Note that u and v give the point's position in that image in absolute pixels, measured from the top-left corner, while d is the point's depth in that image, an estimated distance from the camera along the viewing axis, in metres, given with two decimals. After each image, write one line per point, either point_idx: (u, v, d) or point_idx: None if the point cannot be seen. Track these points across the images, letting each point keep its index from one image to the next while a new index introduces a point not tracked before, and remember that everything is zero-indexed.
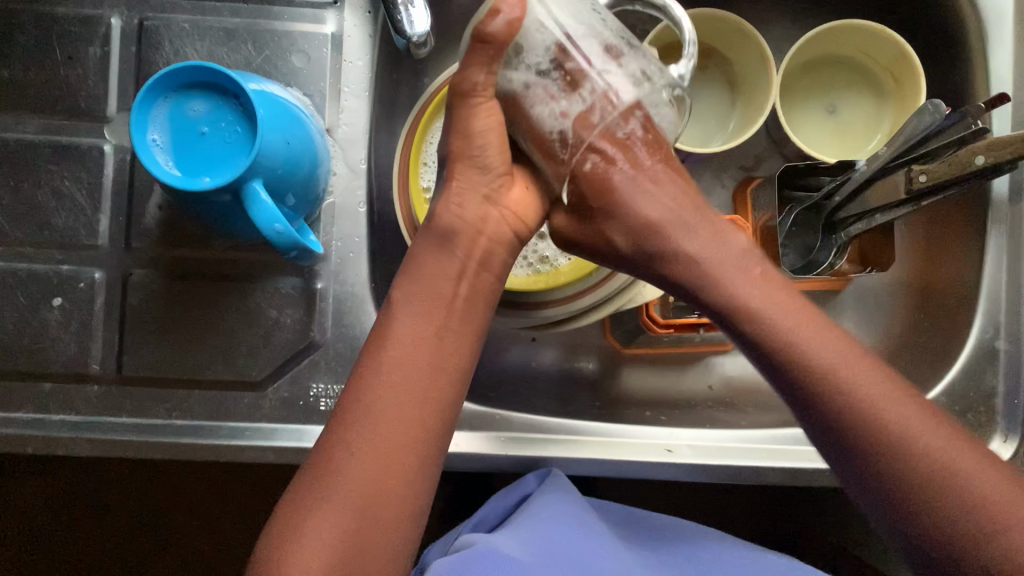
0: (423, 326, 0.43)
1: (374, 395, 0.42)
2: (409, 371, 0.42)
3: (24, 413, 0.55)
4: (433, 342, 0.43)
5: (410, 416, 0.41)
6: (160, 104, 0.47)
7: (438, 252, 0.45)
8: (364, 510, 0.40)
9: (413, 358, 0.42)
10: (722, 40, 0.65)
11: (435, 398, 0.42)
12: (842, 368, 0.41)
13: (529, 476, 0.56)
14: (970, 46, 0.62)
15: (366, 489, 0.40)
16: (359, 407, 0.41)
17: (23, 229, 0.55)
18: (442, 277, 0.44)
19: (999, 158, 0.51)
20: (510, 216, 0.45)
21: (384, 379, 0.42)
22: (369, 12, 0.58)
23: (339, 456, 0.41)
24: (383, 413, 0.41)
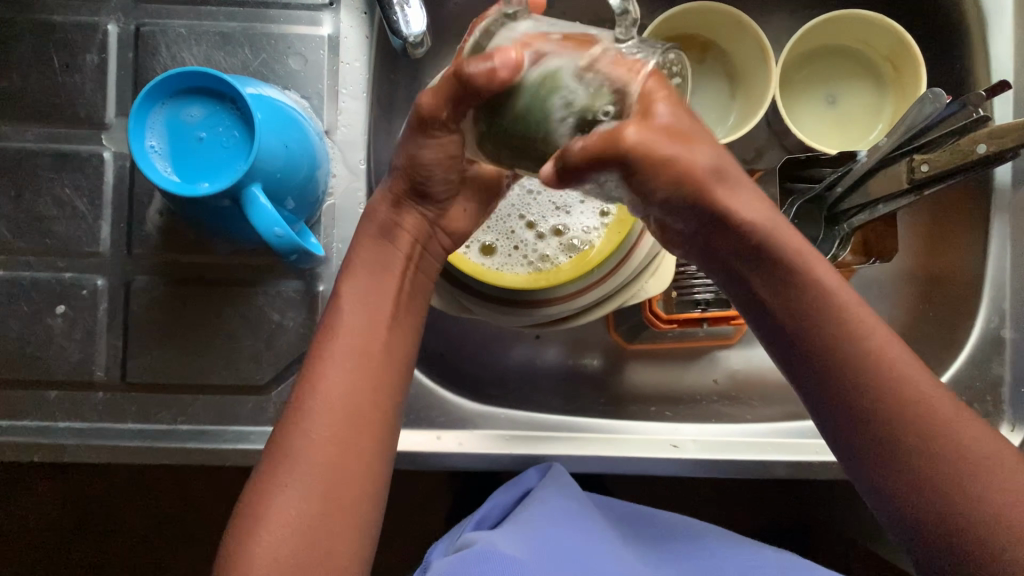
0: (369, 315, 0.46)
1: (326, 381, 0.44)
2: (355, 358, 0.45)
3: (31, 420, 0.55)
4: (376, 333, 0.46)
5: (361, 400, 0.44)
6: (157, 110, 0.47)
7: (379, 243, 0.48)
8: (325, 488, 0.41)
9: (359, 346, 0.45)
10: (719, 32, 0.65)
11: (382, 383, 0.45)
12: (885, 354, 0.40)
13: (530, 471, 0.57)
14: (971, 33, 0.61)
15: (325, 471, 0.42)
16: (311, 394, 0.43)
17: (24, 238, 0.56)
18: (382, 273, 0.47)
19: (1002, 146, 0.51)
20: (439, 232, 0.50)
21: (339, 371, 0.44)
22: (366, 13, 0.58)
23: (295, 441, 0.42)
24: (335, 398, 0.43)
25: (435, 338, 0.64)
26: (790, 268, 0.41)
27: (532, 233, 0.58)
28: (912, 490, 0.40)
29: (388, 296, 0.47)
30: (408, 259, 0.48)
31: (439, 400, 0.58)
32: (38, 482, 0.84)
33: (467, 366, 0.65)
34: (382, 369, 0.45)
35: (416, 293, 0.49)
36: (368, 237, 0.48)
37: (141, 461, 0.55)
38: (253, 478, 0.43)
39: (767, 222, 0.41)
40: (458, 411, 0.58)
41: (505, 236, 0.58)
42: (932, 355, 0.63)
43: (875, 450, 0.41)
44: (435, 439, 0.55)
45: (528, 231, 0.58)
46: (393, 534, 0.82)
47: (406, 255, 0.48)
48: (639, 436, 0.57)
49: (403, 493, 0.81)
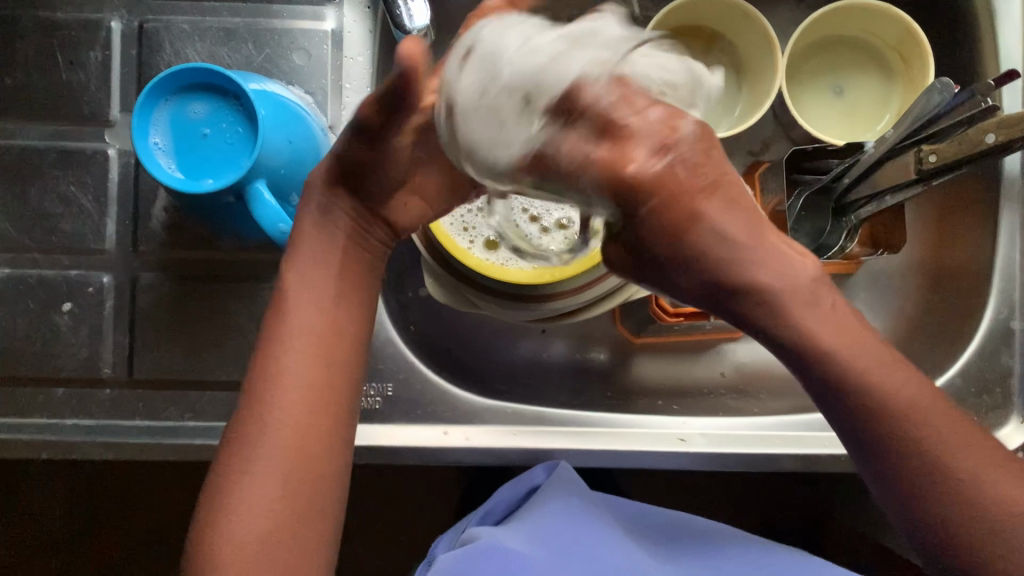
0: (319, 294, 0.44)
1: (277, 372, 0.42)
2: (310, 341, 0.43)
3: (39, 417, 0.56)
4: (332, 315, 0.44)
5: (317, 386, 0.43)
6: (161, 106, 0.47)
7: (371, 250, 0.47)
8: (290, 481, 0.41)
9: (314, 342, 0.43)
10: (725, 22, 0.65)
11: (336, 371, 0.44)
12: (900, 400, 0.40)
13: (538, 469, 0.57)
14: (979, 23, 0.61)
15: (283, 458, 0.41)
16: (266, 383, 0.42)
17: (31, 235, 0.56)
18: (326, 257, 0.45)
19: (1011, 136, 0.50)
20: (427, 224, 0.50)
21: (292, 358, 0.42)
22: (370, 7, 0.58)
23: (250, 434, 0.42)
24: (288, 388, 0.42)
25: (442, 334, 0.64)
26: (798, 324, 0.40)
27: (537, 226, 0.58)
28: (912, 515, 0.42)
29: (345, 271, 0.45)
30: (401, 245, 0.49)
31: (446, 395, 0.58)
32: (44, 484, 0.83)
33: (473, 361, 0.65)
34: (340, 352, 0.44)
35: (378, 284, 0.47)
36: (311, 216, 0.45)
37: (148, 457, 0.55)
38: (216, 460, 0.43)
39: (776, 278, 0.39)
40: (465, 406, 0.58)
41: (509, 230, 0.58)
42: (942, 347, 0.63)
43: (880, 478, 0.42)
44: (442, 434, 0.56)
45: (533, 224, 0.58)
46: (402, 528, 0.82)
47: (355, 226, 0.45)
48: (645, 430, 0.57)
49: (411, 490, 0.81)
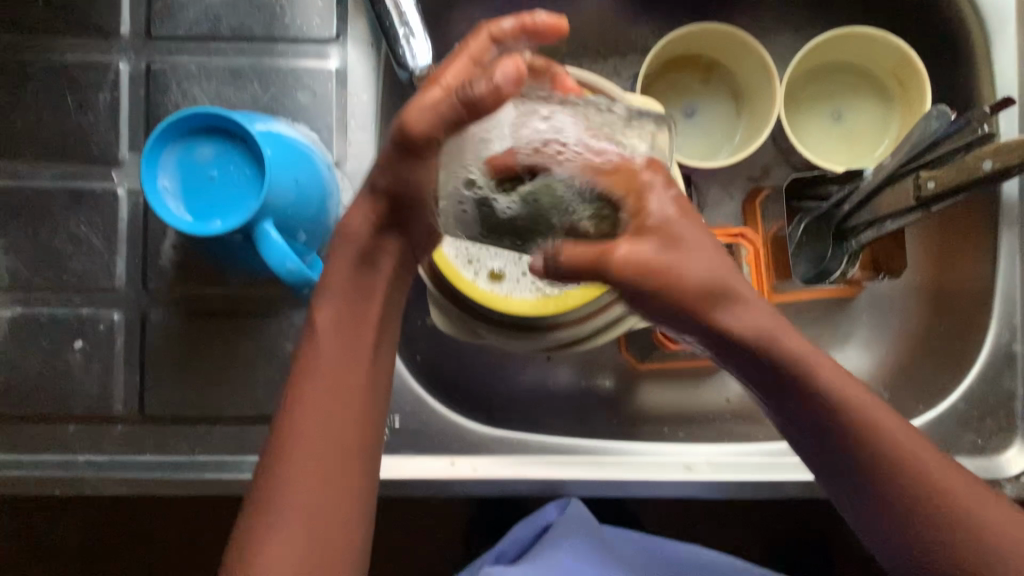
0: (347, 353, 0.45)
1: (309, 403, 0.44)
2: (329, 391, 0.45)
3: (55, 453, 0.57)
4: (353, 371, 0.45)
5: (344, 414, 0.45)
6: (168, 149, 0.48)
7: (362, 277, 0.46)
8: (319, 506, 0.43)
9: (344, 383, 0.45)
10: (724, 52, 0.65)
11: (359, 398, 0.45)
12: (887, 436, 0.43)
13: (550, 507, 0.60)
14: (974, 49, 0.61)
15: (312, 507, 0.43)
16: (290, 435, 0.44)
17: (43, 274, 0.57)
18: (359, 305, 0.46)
19: (1008, 163, 0.51)
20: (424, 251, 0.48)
21: (319, 409, 0.44)
22: (372, 45, 0.59)
23: (280, 464, 0.43)
24: (320, 432, 0.44)
25: (448, 364, 0.65)
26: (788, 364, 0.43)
27: None
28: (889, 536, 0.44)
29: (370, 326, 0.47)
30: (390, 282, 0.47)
31: (451, 427, 0.58)
32: (51, 522, 0.83)
33: (481, 389, 0.66)
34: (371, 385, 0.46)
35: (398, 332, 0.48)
36: (346, 261, 0.46)
37: (160, 492, 0.56)
38: (242, 512, 0.44)
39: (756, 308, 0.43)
40: (469, 436, 0.58)
41: (513, 261, 0.57)
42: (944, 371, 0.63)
43: (849, 485, 0.45)
44: (449, 465, 0.56)
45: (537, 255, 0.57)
46: (413, 556, 0.82)
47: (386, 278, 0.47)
48: (651, 458, 0.57)
49: (421, 516, 0.82)
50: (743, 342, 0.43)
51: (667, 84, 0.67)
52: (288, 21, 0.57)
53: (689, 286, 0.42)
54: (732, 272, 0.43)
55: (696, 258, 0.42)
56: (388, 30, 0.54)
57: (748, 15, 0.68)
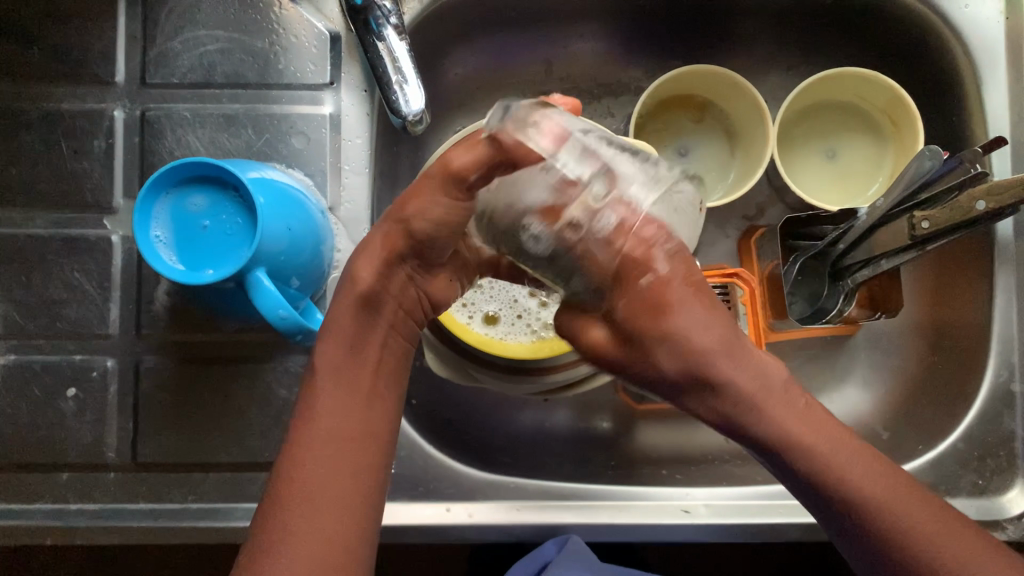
0: (350, 395, 0.45)
1: (304, 443, 0.43)
2: (339, 428, 0.44)
3: (45, 503, 0.56)
4: (361, 411, 0.45)
5: (347, 451, 0.44)
6: (161, 200, 0.48)
7: (366, 318, 0.46)
8: (323, 546, 0.41)
9: (341, 427, 0.44)
10: (716, 91, 0.66)
11: (363, 430, 0.45)
12: (894, 508, 0.40)
13: (548, 544, 0.58)
14: (966, 89, 0.61)
15: (313, 542, 0.41)
16: (294, 469, 0.43)
17: (36, 322, 0.57)
18: (367, 347, 0.46)
19: (1002, 203, 0.50)
20: (425, 298, 0.49)
21: (322, 442, 0.43)
22: (366, 91, 0.59)
23: (282, 505, 0.42)
24: (322, 463, 0.43)
25: (443, 407, 0.65)
26: (793, 443, 0.40)
27: (535, 301, 0.58)
28: None
29: (370, 369, 0.46)
30: (390, 326, 0.48)
31: (449, 471, 0.58)
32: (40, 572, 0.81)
33: (477, 432, 0.65)
34: (374, 423, 0.45)
35: (396, 363, 0.48)
36: (349, 301, 0.46)
37: (153, 541, 0.55)
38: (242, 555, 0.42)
39: (764, 389, 0.40)
40: (468, 481, 0.58)
41: (508, 304, 0.58)
42: (944, 411, 0.62)
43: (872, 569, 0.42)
44: (445, 511, 0.56)
45: (531, 299, 0.58)
46: None
47: (389, 323, 0.48)
48: (650, 500, 0.57)
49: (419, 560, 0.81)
50: (743, 421, 0.41)
51: (661, 124, 0.68)
52: (282, 67, 0.58)
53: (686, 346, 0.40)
54: (734, 338, 0.41)
55: (698, 326, 0.40)
56: (381, 77, 0.55)
57: (740, 56, 0.68)
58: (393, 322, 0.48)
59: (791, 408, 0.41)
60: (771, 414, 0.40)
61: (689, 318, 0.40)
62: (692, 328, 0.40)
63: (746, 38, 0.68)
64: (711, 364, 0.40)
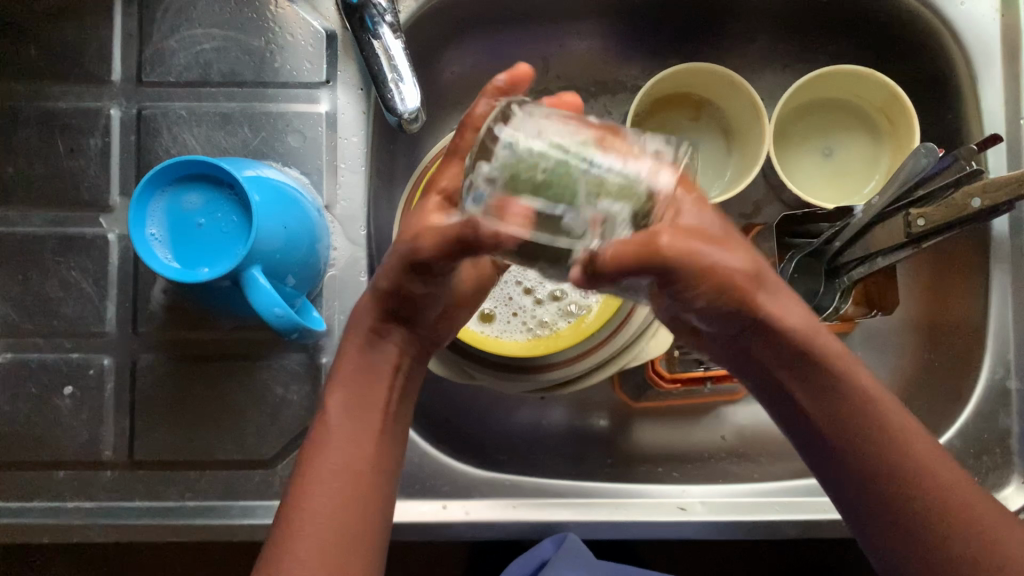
0: (362, 427, 0.46)
1: (318, 467, 0.45)
2: (350, 457, 0.45)
3: (43, 500, 0.56)
4: (372, 443, 0.46)
5: (355, 489, 0.45)
6: (157, 197, 0.48)
7: (367, 357, 0.48)
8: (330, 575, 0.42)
9: (351, 456, 0.45)
10: (712, 90, 0.66)
11: (374, 462, 0.46)
12: (901, 438, 0.45)
13: (545, 543, 0.60)
14: (961, 87, 0.61)
15: (324, 563, 0.42)
16: (307, 492, 0.44)
17: (33, 320, 0.57)
18: (375, 387, 0.48)
19: (997, 200, 0.50)
20: (429, 342, 0.51)
21: (335, 469, 0.45)
22: (362, 89, 0.59)
23: (290, 532, 0.43)
24: (334, 487, 0.44)
25: (440, 406, 0.65)
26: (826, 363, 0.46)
27: (529, 299, 0.58)
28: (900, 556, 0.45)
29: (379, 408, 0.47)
30: (395, 370, 0.48)
31: (445, 469, 0.58)
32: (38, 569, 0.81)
33: (474, 430, 0.65)
34: (381, 459, 0.46)
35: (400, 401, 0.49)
36: (355, 345, 0.48)
37: (150, 538, 0.55)
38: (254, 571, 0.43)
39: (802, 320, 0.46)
40: (464, 478, 0.57)
41: (504, 302, 0.58)
42: (940, 408, 0.62)
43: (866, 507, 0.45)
44: (441, 508, 0.56)
45: (527, 297, 0.58)
46: None
47: (394, 365, 0.48)
48: (647, 498, 0.57)
49: (417, 558, 0.81)
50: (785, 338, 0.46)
51: (658, 122, 0.67)
52: (278, 66, 0.58)
53: (730, 267, 0.44)
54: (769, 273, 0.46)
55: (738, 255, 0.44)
56: (377, 76, 0.55)
57: (737, 54, 0.68)
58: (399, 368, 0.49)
59: (831, 344, 0.46)
60: (814, 337, 0.46)
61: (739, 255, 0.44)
62: (725, 254, 0.44)
63: (741, 36, 0.68)
64: (757, 289, 0.45)
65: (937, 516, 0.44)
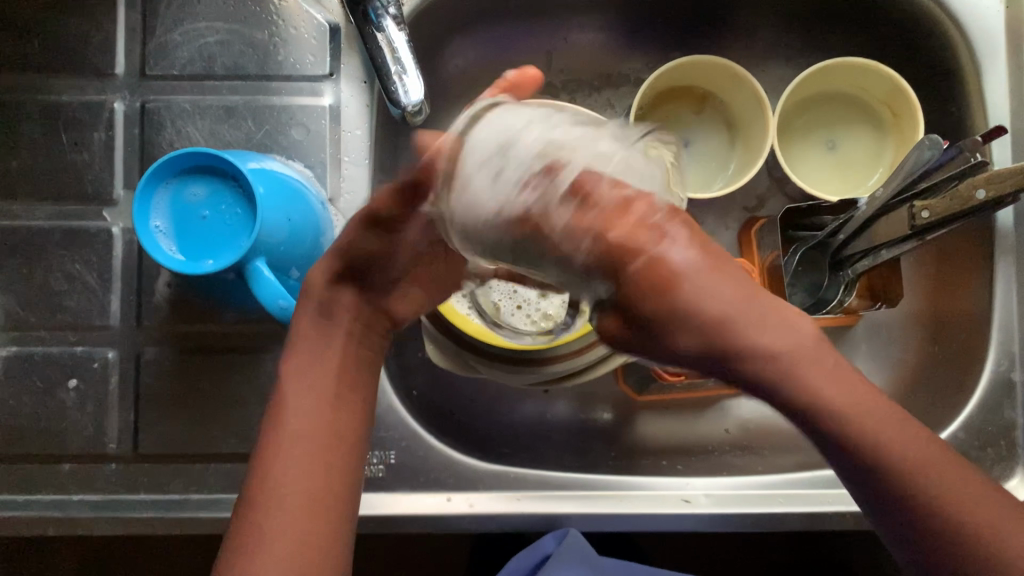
0: (320, 394, 0.45)
1: (278, 434, 0.44)
2: (312, 419, 0.45)
3: (47, 494, 0.56)
4: (332, 412, 0.45)
5: (314, 493, 0.43)
6: (160, 190, 0.48)
7: (321, 321, 0.47)
8: (294, 540, 0.42)
9: (310, 423, 0.44)
10: (716, 82, 0.66)
11: (337, 426, 0.45)
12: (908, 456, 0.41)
13: (547, 538, 0.61)
14: (966, 79, 0.61)
15: (290, 527, 0.42)
16: (269, 458, 0.44)
17: (37, 313, 0.57)
18: (329, 351, 0.47)
19: (1001, 191, 0.50)
20: (382, 312, 0.50)
21: (293, 430, 0.44)
22: (365, 82, 0.59)
23: (254, 502, 0.43)
24: (297, 448, 0.44)
25: (443, 400, 0.65)
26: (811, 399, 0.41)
27: (534, 292, 0.58)
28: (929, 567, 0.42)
29: (334, 374, 0.46)
30: (348, 333, 0.47)
31: (449, 462, 0.58)
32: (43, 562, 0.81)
33: (478, 423, 0.65)
34: (335, 451, 0.45)
35: (363, 366, 0.48)
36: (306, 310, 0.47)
37: (153, 531, 0.55)
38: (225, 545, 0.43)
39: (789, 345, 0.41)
40: (467, 471, 0.57)
41: (509, 295, 0.58)
42: (944, 401, 0.62)
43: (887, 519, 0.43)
44: (445, 500, 0.56)
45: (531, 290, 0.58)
46: None
47: (348, 328, 0.47)
48: (650, 491, 0.57)
49: (421, 552, 0.81)
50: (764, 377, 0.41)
51: (662, 115, 0.67)
52: (281, 59, 0.58)
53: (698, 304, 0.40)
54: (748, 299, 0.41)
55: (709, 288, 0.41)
56: (380, 68, 0.55)
57: (740, 47, 0.68)
58: (351, 332, 0.48)
59: (816, 367, 0.41)
60: (795, 369, 0.41)
61: (705, 286, 0.41)
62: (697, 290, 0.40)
63: (745, 28, 0.68)
64: (728, 324, 0.41)
65: (954, 538, 0.41)
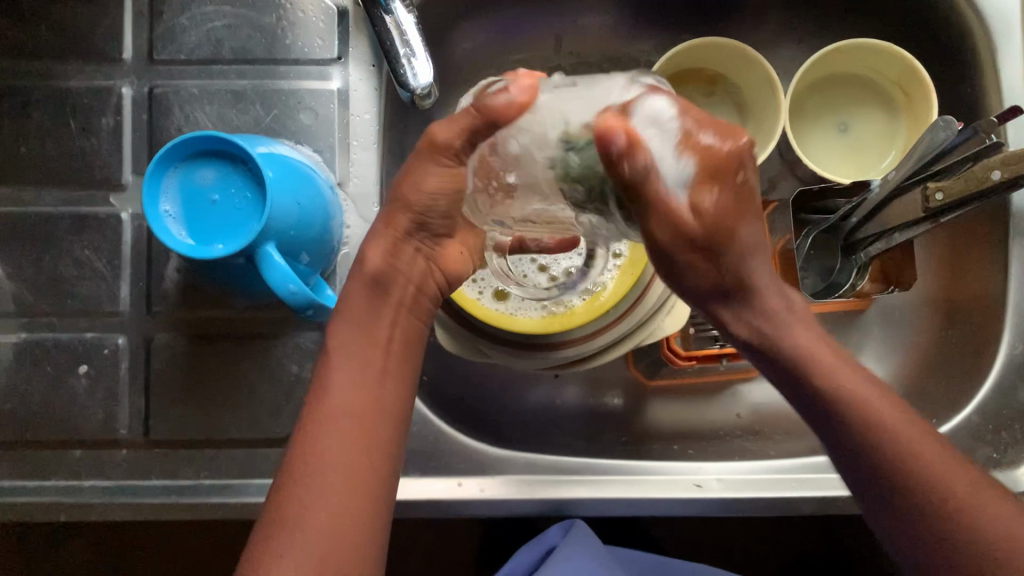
0: (363, 372, 0.46)
1: (324, 410, 0.44)
2: (356, 399, 0.45)
3: (58, 480, 0.56)
4: (375, 391, 0.46)
5: (358, 467, 0.43)
6: (170, 174, 0.48)
7: (370, 296, 0.47)
8: (337, 521, 0.42)
9: (355, 403, 0.45)
10: (726, 63, 0.65)
11: (382, 402, 0.46)
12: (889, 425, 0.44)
13: (554, 528, 0.61)
14: (981, 60, 0.61)
15: (332, 506, 0.42)
16: (313, 434, 0.44)
17: (48, 300, 0.57)
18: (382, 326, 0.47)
19: (1018, 172, 0.49)
20: (436, 269, 0.50)
21: (339, 410, 0.44)
22: (373, 66, 0.58)
23: (291, 481, 0.43)
24: (342, 427, 0.44)
25: (454, 384, 0.65)
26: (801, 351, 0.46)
27: (544, 276, 0.58)
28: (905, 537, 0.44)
29: (380, 351, 0.47)
30: (399, 307, 0.48)
31: (460, 447, 0.58)
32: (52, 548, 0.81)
33: (488, 409, 0.65)
34: (376, 430, 0.45)
35: (408, 345, 0.48)
36: (360, 282, 0.48)
37: (165, 518, 0.55)
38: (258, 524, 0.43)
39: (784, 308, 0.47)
40: (477, 456, 0.58)
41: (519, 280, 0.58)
42: (957, 385, 0.62)
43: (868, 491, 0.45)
44: (456, 486, 0.56)
45: (540, 274, 0.58)
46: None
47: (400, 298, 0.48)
48: (663, 476, 0.57)
49: (431, 536, 0.81)
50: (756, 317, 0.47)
51: None
52: (289, 42, 0.57)
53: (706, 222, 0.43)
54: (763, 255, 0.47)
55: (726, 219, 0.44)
56: (389, 51, 0.54)
57: (751, 30, 0.68)
58: (405, 302, 0.48)
59: (805, 325, 0.47)
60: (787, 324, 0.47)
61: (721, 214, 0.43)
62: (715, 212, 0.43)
63: (756, 10, 0.67)
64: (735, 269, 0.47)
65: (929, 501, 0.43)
